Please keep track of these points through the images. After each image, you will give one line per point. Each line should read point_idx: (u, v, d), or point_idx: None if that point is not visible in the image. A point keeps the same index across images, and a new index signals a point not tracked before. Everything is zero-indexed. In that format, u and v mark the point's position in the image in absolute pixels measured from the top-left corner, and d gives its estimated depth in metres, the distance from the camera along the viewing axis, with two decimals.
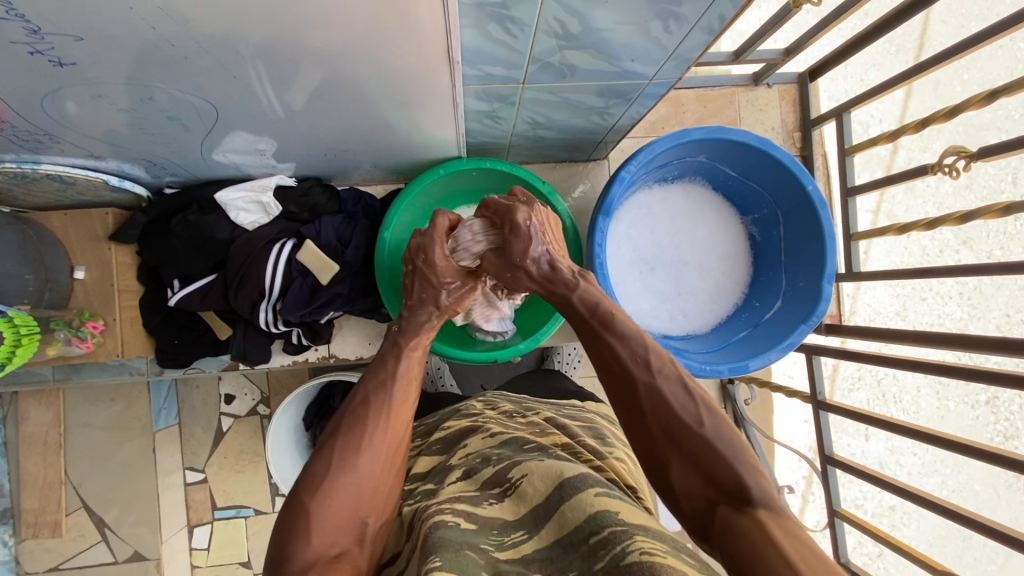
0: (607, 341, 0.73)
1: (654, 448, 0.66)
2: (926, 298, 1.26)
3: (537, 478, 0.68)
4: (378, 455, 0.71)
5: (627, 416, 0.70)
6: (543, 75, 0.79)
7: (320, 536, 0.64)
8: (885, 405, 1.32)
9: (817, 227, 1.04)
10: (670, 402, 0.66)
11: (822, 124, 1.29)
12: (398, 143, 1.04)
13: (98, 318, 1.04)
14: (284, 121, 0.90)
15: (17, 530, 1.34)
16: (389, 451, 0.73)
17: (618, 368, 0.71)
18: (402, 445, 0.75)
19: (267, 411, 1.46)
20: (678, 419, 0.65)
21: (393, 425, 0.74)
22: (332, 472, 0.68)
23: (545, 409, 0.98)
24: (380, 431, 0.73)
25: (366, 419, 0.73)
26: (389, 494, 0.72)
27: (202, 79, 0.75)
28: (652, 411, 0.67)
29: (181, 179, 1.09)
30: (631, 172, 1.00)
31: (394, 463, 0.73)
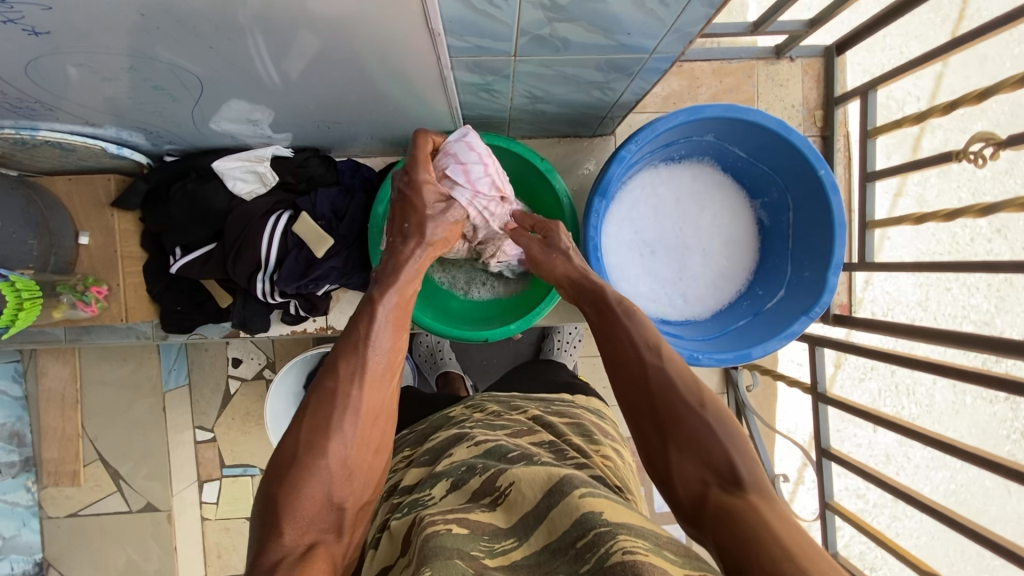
0: (624, 327, 0.75)
1: (649, 423, 0.66)
2: (950, 289, 1.20)
3: (525, 486, 0.67)
4: (353, 434, 0.64)
5: (625, 390, 0.70)
6: (536, 49, 0.75)
7: (292, 528, 0.58)
8: (890, 401, 1.28)
9: (827, 214, 0.98)
10: (678, 386, 0.67)
11: (847, 102, 1.20)
12: (395, 115, 1.01)
13: (102, 284, 1.08)
14: (277, 90, 0.89)
15: (39, 477, 1.43)
16: (367, 430, 0.66)
17: (629, 351, 0.72)
18: (381, 414, 0.68)
19: (272, 375, 1.50)
20: (682, 399, 0.66)
21: (373, 391, 0.67)
22: (302, 458, 0.61)
23: (533, 406, 0.98)
24: (357, 396, 0.66)
25: (342, 397, 0.65)
26: (369, 456, 0.66)
27: (182, 49, 0.74)
28: (660, 390, 0.67)
29: (180, 147, 1.09)
30: (632, 152, 0.95)
31: (378, 435, 0.68)
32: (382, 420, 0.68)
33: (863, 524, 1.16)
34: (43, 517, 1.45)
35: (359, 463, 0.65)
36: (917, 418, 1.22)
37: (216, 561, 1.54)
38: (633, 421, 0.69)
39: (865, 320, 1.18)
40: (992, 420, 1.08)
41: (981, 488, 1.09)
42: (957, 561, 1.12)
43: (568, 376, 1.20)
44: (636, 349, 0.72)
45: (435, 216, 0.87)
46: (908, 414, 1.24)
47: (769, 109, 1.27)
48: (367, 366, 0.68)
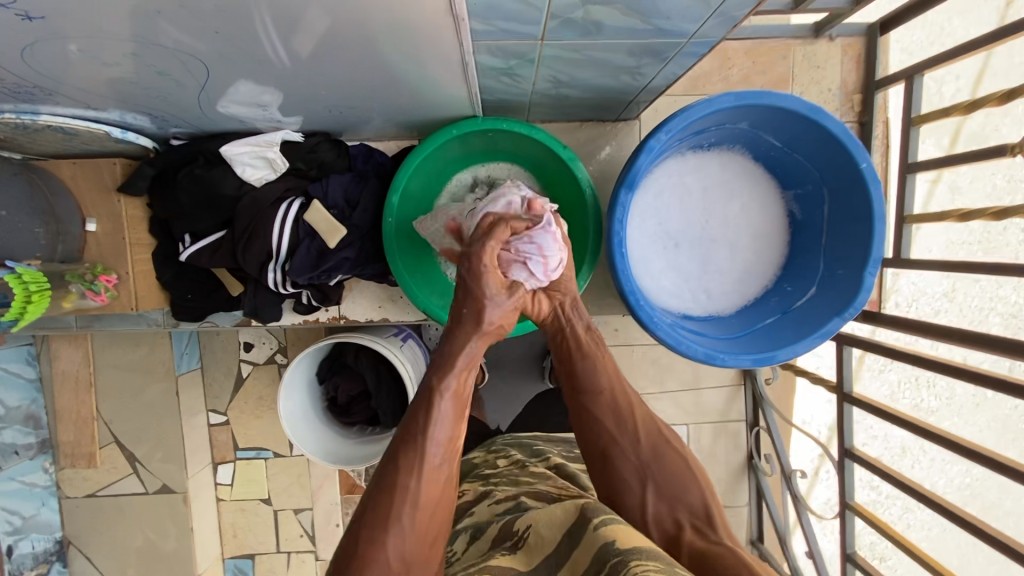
0: (608, 375, 0.88)
1: (632, 465, 0.80)
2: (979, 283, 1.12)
3: (543, 527, 0.68)
4: (410, 528, 0.66)
5: (611, 433, 0.83)
6: (565, 33, 0.70)
7: None
8: (909, 392, 1.22)
9: (866, 209, 0.93)
10: (655, 436, 0.83)
11: (888, 86, 1.13)
12: (411, 99, 0.96)
13: (111, 272, 1.04)
14: (287, 71, 0.84)
15: (56, 458, 1.44)
16: (424, 525, 0.67)
17: (614, 398, 0.85)
18: (441, 504, 0.69)
19: (284, 360, 1.49)
20: (660, 446, 0.82)
21: (430, 483, 0.68)
22: (365, 553, 0.64)
23: (555, 455, 0.99)
24: (415, 490, 0.67)
25: (400, 492, 0.67)
26: (436, 539, 0.68)
27: (191, 31, 0.69)
28: (644, 436, 0.82)
29: (187, 131, 1.05)
30: (661, 142, 0.90)
31: (435, 527, 0.68)
32: (440, 512, 0.69)
33: (881, 522, 1.16)
34: (61, 497, 1.46)
35: (418, 559, 0.66)
36: (936, 411, 1.16)
37: (233, 540, 1.58)
38: (614, 463, 0.81)
39: (897, 318, 1.14)
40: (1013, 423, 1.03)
41: (996, 482, 1.02)
42: (968, 552, 1.06)
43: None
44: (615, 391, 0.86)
45: (497, 301, 0.82)
46: (926, 406, 1.18)
47: (804, 93, 1.20)
48: (426, 458, 0.69)
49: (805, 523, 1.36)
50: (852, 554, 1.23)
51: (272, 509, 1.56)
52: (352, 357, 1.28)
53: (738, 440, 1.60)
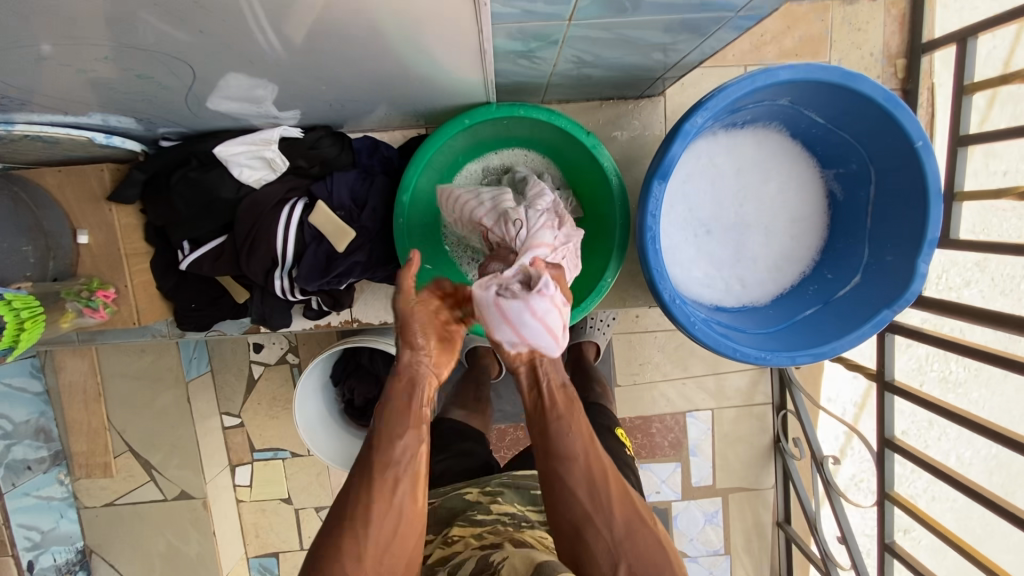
0: (580, 435, 0.69)
1: (603, 547, 0.65)
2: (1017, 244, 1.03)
3: (517, 562, 0.63)
4: (365, 534, 0.63)
5: (579, 508, 0.66)
6: (597, 11, 0.61)
7: None
8: (937, 363, 1.16)
9: (921, 189, 0.85)
10: (630, 510, 0.67)
11: (937, 50, 1.04)
12: (418, 85, 0.88)
13: (109, 286, 0.98)
14: (280, 61, 0.75)
15: (72, 470, 1.42)
16: (379, 527, 0.64)
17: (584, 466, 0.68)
18: (401, 511, 0.65)
19: (296, 360, 1.45)
20: (635, 522, 0.67)
21: (384, 488, 0.65)
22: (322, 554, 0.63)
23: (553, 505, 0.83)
24: (370, 493, 0.65)
25: (356, 494, 0.65)
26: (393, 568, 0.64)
27: (171, 25, 0.61)
28: (617, 512, 0.67)
29: (177, 131, 0.97)
30: (697, 127, 0.82)
31: (399, 531, 0.65)
32: (399, 515, 0.65)
33: (929, 520, 1.10)
34: (79, 507, 1.45)
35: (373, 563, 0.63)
36: (964, 382, 1.12)
37: (256, 540, 1.57)
38: (581, 543, 0.66)
39: (937, 302, 1.09)
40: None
41: None
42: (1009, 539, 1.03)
43: (606, 408, 1.14)
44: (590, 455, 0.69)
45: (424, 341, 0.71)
46: (954, 377, 1.14)
47: (843, 60, 1.11)
48: (381, 462, 0.66)
49: (838, 509, 1.34)
50: (892, 544, 1.19)
51: (292, 508, 1.54)
52: (367, 357, 1.23)
53: (764, 423, 1.56)
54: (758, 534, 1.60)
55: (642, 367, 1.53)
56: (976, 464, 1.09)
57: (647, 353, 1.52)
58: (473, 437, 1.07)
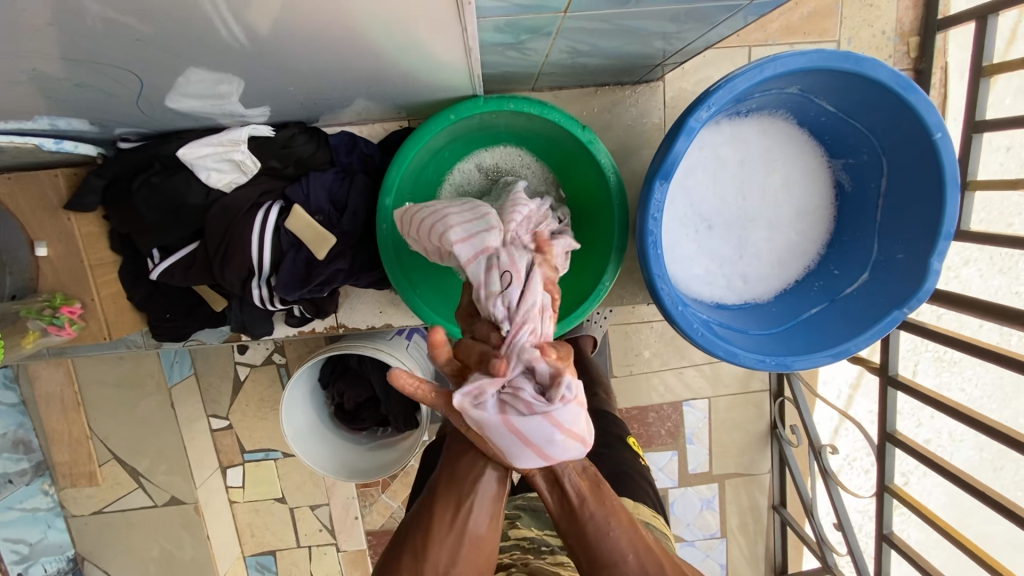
0: (619, 529, 0.64)
1: None
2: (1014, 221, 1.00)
3: None
4: (429, 552, 0.59)
5: None
6: (596, 3, 0.55)
7: None
8: (932, 344, 1.14)
9: (937, 182, 0.80)
10: None
11: (953, 27, 0.99)
12: (399, 78, 0.81)
13: (74, 301, 0.91)
14: (243, 57, 0.68)
15: (56, 479, 1.37)
16: (441, 548, 0.59)
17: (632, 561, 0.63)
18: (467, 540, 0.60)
19: (282, 360, 1.39)
20: None
21: (447, 511, 0.61)
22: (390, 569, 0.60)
23: None
24: (433, 512, 0.61)
25: (423, 513, 0.62)
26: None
27: (113, 19, 0.54)
28: None
29: (137, 131, 0.88)
30: (702, 122, 0.76)
31: (464, 555, 0.60)
32: (462, 541, 0.60)
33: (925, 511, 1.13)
34: (67, 516, 1.42)
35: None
36: (959, 360, 1.10)
37: (251, 539, 1.54)
38: None
39: (941, 293, 1.06)
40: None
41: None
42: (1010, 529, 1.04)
43: (614, 413, 1.12)
44: (631, 548, 0.63)
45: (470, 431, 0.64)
46: (950, 356, 1.12)
47: (854, 39, 1.05)
48: (449, 485, 0.62)
49: (836, 497, 1.33)
50: (890, 535, 1.22)
51: (287, 507, 1.51)
52: (356, 360, 1.19)
53: (762, 409, 1.55)
54: (754, 517, 1.61)
55: (640, 356, 1.50)
56: (975, 450, 1.08)
57: (644, 343, 1.49)
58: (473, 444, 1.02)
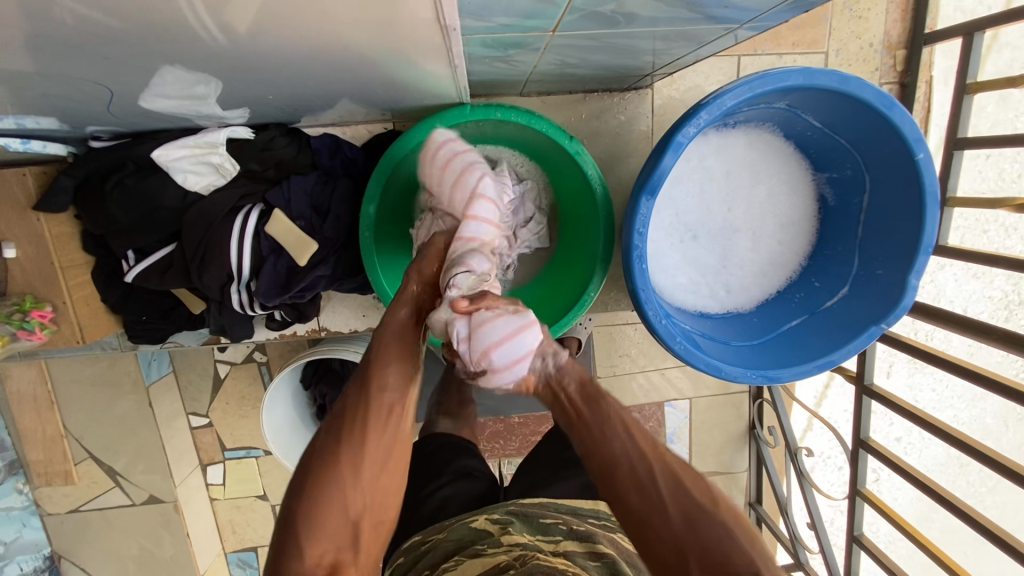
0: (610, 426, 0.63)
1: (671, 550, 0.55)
2: (987, 232, 1.02)
3: None
4: (366, 448, 0.60)
5: (632, 510, 0.58)
6: (586, 24, 0.54)
7: (313, 544, 0.55)
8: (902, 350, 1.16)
9: (917, 202, 0.81)
10: (688, 490, 0.57)
11: (939, 42, 1.00)
12: (383, 82, 0.79)
13: (45, 305, 0.88)
14: (219, 59, 0.65)
15: (31, 478, 1.35)
16: (374, 443, 0.60)
17: (625, 456, 0.60)
18: (395, 446, 0.62)
19: (263, 358, 1.38)
20: (694, 507, 0.56)
21: (382, 411, 0.62)
22: (320, 472, 0.58)
23: (568, 530, 0.71)
24: (369, 412, 0.61)
25: (357, 411, 0.61)
26: (387, 500, 0.60)
27: (81, 20, 0.51)
28: (671, 503, 0.57)
29: (109, 130, 0.85)
30: (690, 137, 0.76)
31: (393, 450, 0.62)
32: (395, 438, 0.63)
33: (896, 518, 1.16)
34: (42, 514, 1.40)
35: (375, 477, 0.60)
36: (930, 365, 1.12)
37: (232, 536, 1.53)
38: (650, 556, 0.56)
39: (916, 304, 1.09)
40: (1003, 408, 1.01)
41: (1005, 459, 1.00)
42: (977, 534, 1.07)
43: None
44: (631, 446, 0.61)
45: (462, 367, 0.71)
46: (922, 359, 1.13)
47: (842, 50, 1.05)
48: (382, 383, 0.63)
49: (810, 497, 1.37)
50: (860, 537, 1.26)
51: (269, 504, 1.50)
52: (338, 363, 1.18)
53: (741, 410, 1.58)
54: None
55: (624, 357, 1.51)
56: (943, 450, 1.12)
57: (627, 345, 1.50)
58: (465, 450, 0.99)
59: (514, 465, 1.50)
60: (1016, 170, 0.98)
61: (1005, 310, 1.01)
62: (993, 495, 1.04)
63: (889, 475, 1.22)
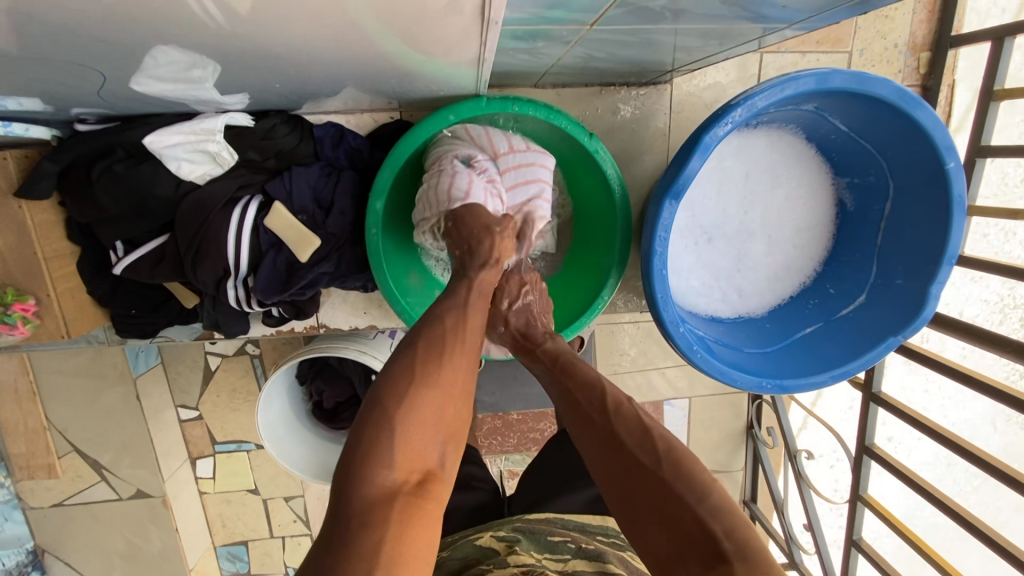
0: (569, 387, 0.70)
1: (612, 495, 0.59)
2: (988, 236, 1.00)
3: None
4: (459, 370, 0.62)
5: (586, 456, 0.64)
6: (629, 18, 0.50)
7: (403, 450, 0.54)
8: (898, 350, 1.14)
9: (943, 208, 0.79)
10: (629, 441, 0.60)
11: (965, 46, 0.98)
12: (397, 70, 0.74)
13: (27, 298, 0.81)
14: (225, 41, 0.60)
15: (12, 471, 1.29)
16: (465, 372, 0.63)
17: (581, 412, 0.66)
18: (476, 382, 0.65)
19: (255, 350, 1.33)
20: (633, 456, 0.59)
21: (472, 343, 0.66)
22: (415, 378, 0.59)
23: (577, 546, 0.69)
24: (459, 340, 0.65)
25: (449, 336, 0.64)
26: (465, 429, 0.62)
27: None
28: (614, 453, 0.61)
29: (97, 112, 0.79)
30: (719, 138, 0.72)
31: (473, 385, 0.65)
32: (476, 375, 0.66)
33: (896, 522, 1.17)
34: (25, 508, 1.35)
35: (461, 402, 0.61)
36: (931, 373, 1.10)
37: (222, 529, 1.50)
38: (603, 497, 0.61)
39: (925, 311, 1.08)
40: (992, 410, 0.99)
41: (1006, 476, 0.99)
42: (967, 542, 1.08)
43: None
44: (586, 412, 0.66)
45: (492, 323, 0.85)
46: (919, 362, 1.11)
47: (866, 50, 1.03)
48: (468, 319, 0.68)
49: (808, 499, 1.37)
50: (859, 541, 1.27)
51: (260, 498, 1.47)
52: (336, 360, 1.14)
53: (739, 409, 1.57)
54: None
55: (626, 355, 1.49)
56: (933, 451, 1.11)
57: (629, 344, 1.48)
58: (466, 457, 0.97)
59: (510, 462, 1.48)
60: (1017, 175, 0.95)
61: (1000, 313, 0.98)
62: (977, 494, 1.04)
63: (885, 477, 1.22)
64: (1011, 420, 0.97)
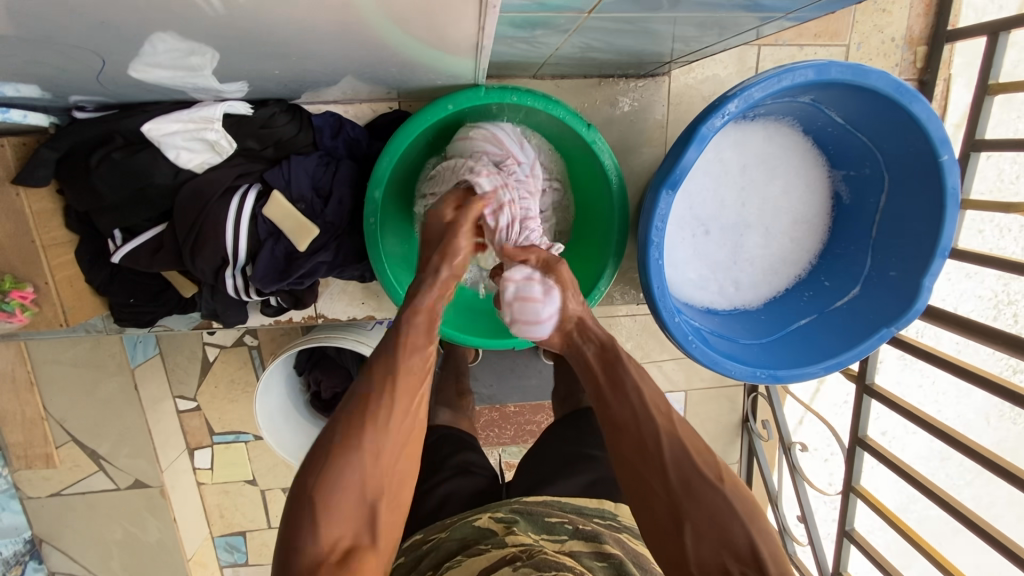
0: (627, 388, 0.70)
1: (663, 504, 0.62)
2: (982, 232, 1.00)
3: None
4: (388, 429, 0.64)
5: (636, 461, 0.66)
6: (626, 5, 0.51)
7: (328, 526, 0.58)
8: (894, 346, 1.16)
9: (937, 202, 0.80)
10: (691, 457, 0.64)
11: (961, 40, 0.98)
12: (396, 59, 0.74)
13: (26, 286, 0.81)
14: (224, 28, 0.61)
15: (10, 460, 1.30)
16: (395, 427, 0.65)
17: (639, 418, 0.68)
18: (412, 431, 0.67)
19: (253, 341, 1.33)
20: (697, 471, 0.63)
21: (405, 394, 0.67)
22: (338, 450, 0.61)
23: (575, 527, 0.70)
24: (390, 396, 0.66)
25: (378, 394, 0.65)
26: (401, 483, 0.65)
27: None
28: (674, 466, 0.64)
29: (96, 100, 0.79)
30: (715, 130, 0.73)
31: (409, 436, 0.67)
32: (413, 425, 0.68)
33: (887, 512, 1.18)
34: (22, 498, 1.35)
35: (390, 462, 0.64)
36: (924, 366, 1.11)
37: (220, 520, 1.50)
38: (643, 502, 0.64)
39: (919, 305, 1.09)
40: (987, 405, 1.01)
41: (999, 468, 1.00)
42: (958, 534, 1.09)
43: None
44: (646, 415, 0.68)
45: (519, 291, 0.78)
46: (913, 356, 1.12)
47: (863, 44, 1.03)
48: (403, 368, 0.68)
49: (802, 492, 1.38)
50: (851, 531, 1.28)
51: (258, 489, 1.47)
52: (335, 350, 1.15)
53: (735, 402, 1.58)
54: None
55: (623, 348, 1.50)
56: (927, 443, 1.12)
57: (626, 336, 1.49)
58: (463, 446, 0.97)
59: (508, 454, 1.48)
60: (1013, 171, 0.96)
61: (993, 309, 0.99)
62: (970, 488, 1.05)
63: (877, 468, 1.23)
64: (1006, 415, 0.98)
